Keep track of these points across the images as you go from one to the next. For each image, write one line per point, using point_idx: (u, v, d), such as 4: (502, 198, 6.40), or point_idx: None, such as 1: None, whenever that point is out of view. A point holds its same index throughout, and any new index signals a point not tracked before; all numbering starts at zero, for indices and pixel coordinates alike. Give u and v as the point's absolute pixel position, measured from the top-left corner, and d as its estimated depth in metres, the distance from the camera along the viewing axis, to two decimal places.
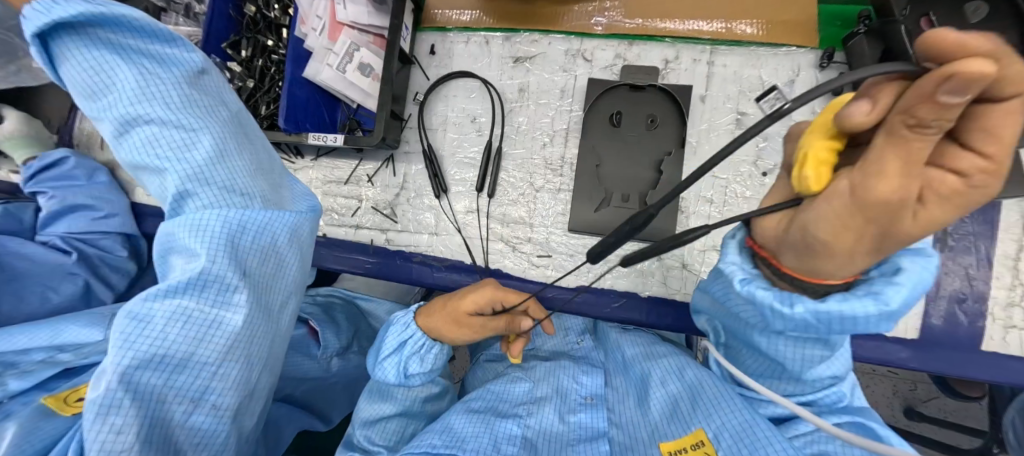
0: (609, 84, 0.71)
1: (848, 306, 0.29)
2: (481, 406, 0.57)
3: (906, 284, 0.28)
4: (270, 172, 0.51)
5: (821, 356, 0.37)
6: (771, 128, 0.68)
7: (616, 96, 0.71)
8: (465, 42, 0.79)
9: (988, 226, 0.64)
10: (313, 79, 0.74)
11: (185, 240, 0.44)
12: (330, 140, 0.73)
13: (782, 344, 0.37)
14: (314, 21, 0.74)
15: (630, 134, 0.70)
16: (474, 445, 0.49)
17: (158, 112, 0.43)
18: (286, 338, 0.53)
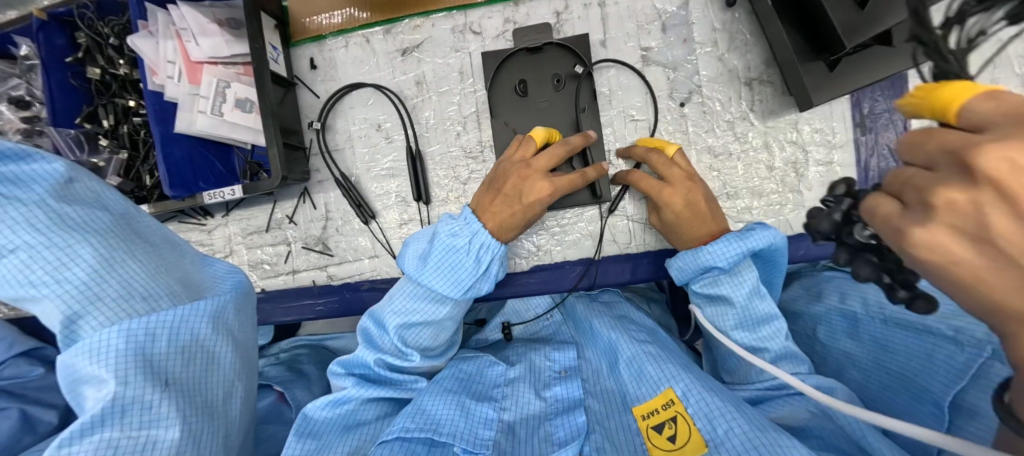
0: (505, 53, 0.67)
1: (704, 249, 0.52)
2: (456, 387, 0.54)
3: (738, 241, 0.51)
4: (175, 266, 0.45)
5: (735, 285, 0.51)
6: (677, 56, 0.66)
7: (516, 63, 0.67)
8: (345, 47, 0.72)
9: (900, 98, 0.64)
10: (189, 131, 0.67)
11: (88, 367, 0.37)
12: (227, 193, 0.67)
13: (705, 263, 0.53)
14: (166, 68, 0.66)
15: (540, 101, 0.67)
16: (450, 427, 0.47)
17: (25, 240, 0.36)
18: (241, 434, 0.47)
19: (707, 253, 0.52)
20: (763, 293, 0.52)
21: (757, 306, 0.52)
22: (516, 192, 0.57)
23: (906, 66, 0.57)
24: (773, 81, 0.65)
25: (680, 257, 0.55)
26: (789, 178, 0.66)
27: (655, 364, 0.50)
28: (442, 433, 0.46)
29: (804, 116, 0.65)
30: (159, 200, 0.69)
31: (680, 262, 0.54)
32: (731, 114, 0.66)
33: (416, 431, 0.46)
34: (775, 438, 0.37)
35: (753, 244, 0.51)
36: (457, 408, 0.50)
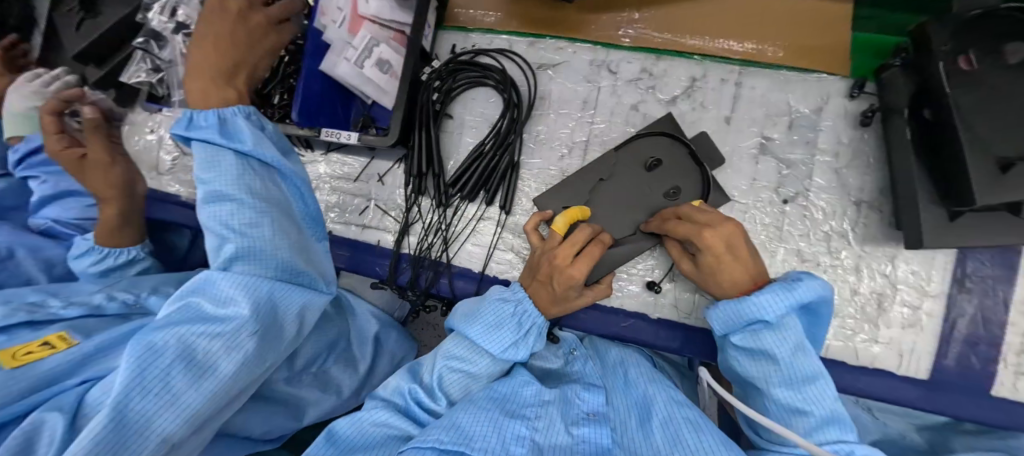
0: (675, 135, 0.67)
1: (767, 294, 0.47)
2: (497, 407, 0.52)
3: (794, 290, 0.47)
4: None
5: (780, 370, 0.48)
6: (794, 156, 0.67)
7: (660, 144, 0.68)
8: (488, 45, 0.77)
9: (1006, 270, 0.63)
10: (330, 72, 0.72)
11: (224, 288, 0.50)
12: (342, 136, 0.71)
13: (752, 338, 0.49)
14: (334, 13, 0.72)
15: (654, 186, 0.67)
16: (483, 444, 0.45)
17: (235, 191, 0.53)
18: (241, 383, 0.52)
19: (754, 303, 0.47)
20: (811, 353, 0.47)
21: (805, 364, 0.47)
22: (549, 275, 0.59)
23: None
24: (883, 210, 0.65)
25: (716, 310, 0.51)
26: (868, 308, 0.64)
27: (695, 436, 0.45)
28: (475, 448, 0.44)
29: (903, 253, 0.64)
30: (278, 122, 0.75)
31: (721, 309, 0.50)
32: (829, 226, 0.65)
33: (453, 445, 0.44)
34: None
35: (801, 295, 0.47)
36: (492, 426, 0.49)
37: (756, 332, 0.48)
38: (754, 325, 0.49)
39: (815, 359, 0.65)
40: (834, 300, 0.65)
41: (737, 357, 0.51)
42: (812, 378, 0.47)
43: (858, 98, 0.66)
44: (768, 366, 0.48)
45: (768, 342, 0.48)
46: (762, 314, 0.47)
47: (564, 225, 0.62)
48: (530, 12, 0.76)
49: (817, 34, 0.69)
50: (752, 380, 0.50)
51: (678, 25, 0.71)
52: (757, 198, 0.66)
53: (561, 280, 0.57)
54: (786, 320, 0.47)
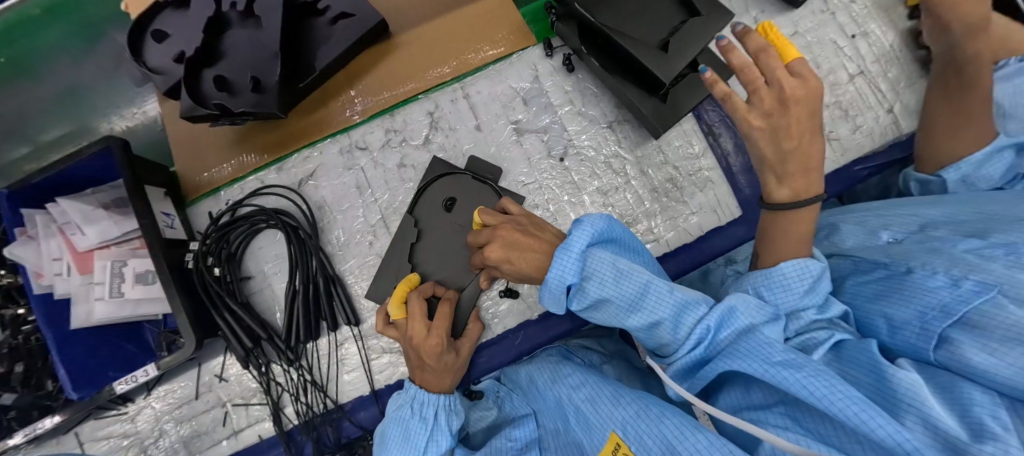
0: (452, 171, 0.71)
1: (557, 263, 0.51)
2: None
3: (570, 244, 0.51)
4: None
5: (620, 305, 0.51)
6: (544, 121, 0.74)
7: (445, 184, 0.71)
8: (242, 192, 0.75)
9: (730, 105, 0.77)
10: (89, 323, 0.64)
11: None
12: (139, 376, 0.63)
13: (583, 297, 0.53)
14: (52, 266, 0.64)
15: (461, 221, 0.70)
16: None
17: None
18: None
19: (554, 277, 0.52)
20: (629, 270, 0.50)
21: (630, 284, 0.50)
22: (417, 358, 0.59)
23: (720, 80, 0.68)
24: (629, 119, 0.75)
25: (545, 295, 0.56)
26: (672, 194, 0.74)
27: (597, 410, 0.51)
28: None
29: (663, 139, 0.75)
30: (64, 407, 0.64)
31: (544, 297, 0.55)
32: (604, 156, 0.74)
33: None
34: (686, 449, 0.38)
35: (576, 247, 0.51)
36: None
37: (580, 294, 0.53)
38: (575, 287, 0.53)
39: (667, 257, 0.72)
40: (647, 205, 0.73)
41: (594, 315, 0.55)
42: (643, 289, 0.50)
43: (555, 54, 0.76)
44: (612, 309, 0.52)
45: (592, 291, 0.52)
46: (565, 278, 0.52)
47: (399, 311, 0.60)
48: (261, 142, 0.76)
49: (497, 24, 0.77)
50: (614, 322, 0.53)
51: (391, 80, 0.76)
52: (541, 170, 0.73)
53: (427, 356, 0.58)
54: (590, 264, 0.52)
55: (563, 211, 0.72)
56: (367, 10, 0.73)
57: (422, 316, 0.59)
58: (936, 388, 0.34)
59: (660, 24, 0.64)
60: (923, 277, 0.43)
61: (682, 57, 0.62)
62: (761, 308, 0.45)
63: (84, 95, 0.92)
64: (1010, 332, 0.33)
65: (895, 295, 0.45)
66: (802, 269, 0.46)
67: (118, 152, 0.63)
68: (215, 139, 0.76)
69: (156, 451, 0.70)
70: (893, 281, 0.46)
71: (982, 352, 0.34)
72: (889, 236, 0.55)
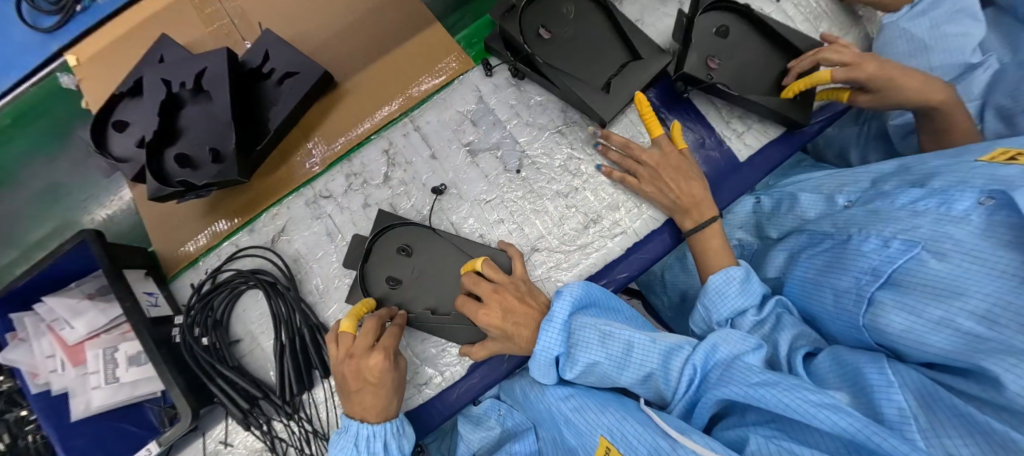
0: (405, 223, 0.72)
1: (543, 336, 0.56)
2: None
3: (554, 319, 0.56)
4: None
5: (610, 365, 0.55)
6: (495, 138, 0.77)
7: (399, 232, 0.72)
8: (219, 259, 0.77)
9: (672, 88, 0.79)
10: (89, 412, 0.66)
11: None
12: (145, 454, 0.65)
13: (570, 365, 0.57)
14: (46, 363, 0.66)
15: (421, 263, 0.71)
16: None
17: None
18: None
19: (541, 349, 0.57)
20: (612, 332, 0.55)
21: (614, 344, 0.55)
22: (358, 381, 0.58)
23: (660, 64, 0.73)
24: (576, 121, 0.77)
25: (534, 367, 0.59)
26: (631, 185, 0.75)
27: (584, 417, 0.52)
28: None
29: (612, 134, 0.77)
30: None
31: (533, 371, 0.58)
32: (558, 160, 0.76)
33: None
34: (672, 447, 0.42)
35: (559, 319, 0.56)
36: None
37: (563, 366, 0.58)
38: (563, 355, 0.58)
39: (637, 246, 0.73)
40: (609, 200, 0.74)
41: (583, 381, 0.58)
42: (626, 347, 0.55)
43: (495, 73, 0.79)
44: (602, 372, 0.56)
45: (581, 360, 0.56)
46: (551, 352, 0.57)
47: (350, 323, 0.60)
48: (230, 207, 0.78)
49: (435, 55, 0.80)
50: (607, 383, 0.57)
51: (343, 128, 0.79)
52: (501, 185, 0.74)
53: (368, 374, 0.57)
54: (572, 333, 0.57)
55: (528, 220, 0.73)
56: (308, 66, 0.76)
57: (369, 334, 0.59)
58: (869, 376, 0.46)
59: (605, 65, 0.74)
60: (859, 244, 0.56)
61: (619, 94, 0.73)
62: (739, 340, 0.52)
63: (60, 193, 0.95)
64: (925, 286, 0.47)
65: (840, 264, 0.58)
66: (728, 276, 0.61)
67: (92, 243, 0.66)
68: (186, 213, 0.79)
69: None
70: (828, 256, 0.60)
71: (915, 339, 0.46)
72: (844, 199, 0.67)
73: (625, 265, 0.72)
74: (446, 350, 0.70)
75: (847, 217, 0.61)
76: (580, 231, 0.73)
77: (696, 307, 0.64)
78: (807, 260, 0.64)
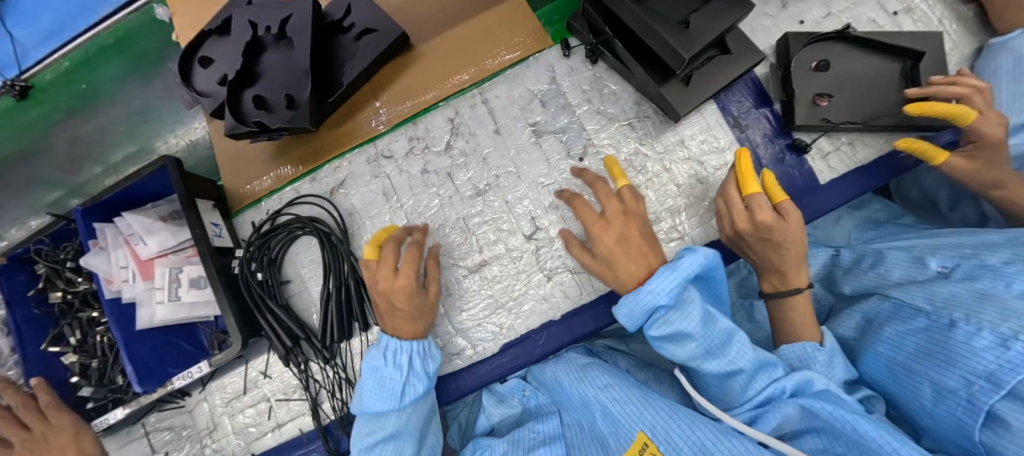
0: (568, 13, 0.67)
1: (660, 275, 0.54)
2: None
3: (677, 270, 0.54)
4: None
5: (693, 348, 0.55)
6: (563, 122, 0.75)
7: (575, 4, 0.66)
8: (280, 202, 0.80)
9: (758, 93, 0.74)
10: (151, 324, 0.71)
11: None
12: (196, 371, 0.69)
13: (660, 329, 0.55)
14: (121, 273, 0.72)
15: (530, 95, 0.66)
16: None
17: None
18: None
19: (650, 290, 0.54)
20: (711, 316, 0.55)
21: (714, 329, 0.55)
22: (389, 307, 0.61)
23: (750, 63, 0.67)
24: (649, 115, 0.74)
25: (623, 306, 0.57)
26: (696, 190, 0.72)
27: (624, 410, 0.53)
28: None
29: (686, 135, 0.73)
30: (134, 398, 0.72)
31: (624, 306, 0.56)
32: (624, 154, 0.73)
33: None
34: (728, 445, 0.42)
35: (686, 271, 0.54)
36: None
37: (678, 306, 0.55)
38: (662, 311, 0.55)
39: None
40: (670, 202, 0.71)
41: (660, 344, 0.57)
42: (724, 339, 0.55)
43: (573, 53, 0.76)
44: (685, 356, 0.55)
45: (670, 318, 0.55)
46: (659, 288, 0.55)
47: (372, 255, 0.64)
48: (296, 154, 0.81)
49: (515, 27, 0.78)
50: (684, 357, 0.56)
51: (412, 91, 0.79)
52: (561, 170, 0.73)
53: (393, 290, 0.59)
54: (682, 299, 0.55)
55: (584, 210, 0.72)
56: (388, 24, 0.76)
57: (389, 263, 0.61)
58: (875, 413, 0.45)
59: None
60: (967, 337, 0.48)
61: (700, 91, 0.68)
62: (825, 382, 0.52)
63: (146, 118, 1.02)
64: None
65: (938, 353, 0.50)
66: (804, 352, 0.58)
67: (172, 169, 0.70)
68: (255, 154, 0.83)
69: (211, 441, 0.77)
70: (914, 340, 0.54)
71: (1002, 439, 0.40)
72: (936, 264, 0.60)
73: None
74: (483, 325, 0.71)
75: (949, 295, 0.53)
76: None
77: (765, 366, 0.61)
78: (891, 336, 0.57)
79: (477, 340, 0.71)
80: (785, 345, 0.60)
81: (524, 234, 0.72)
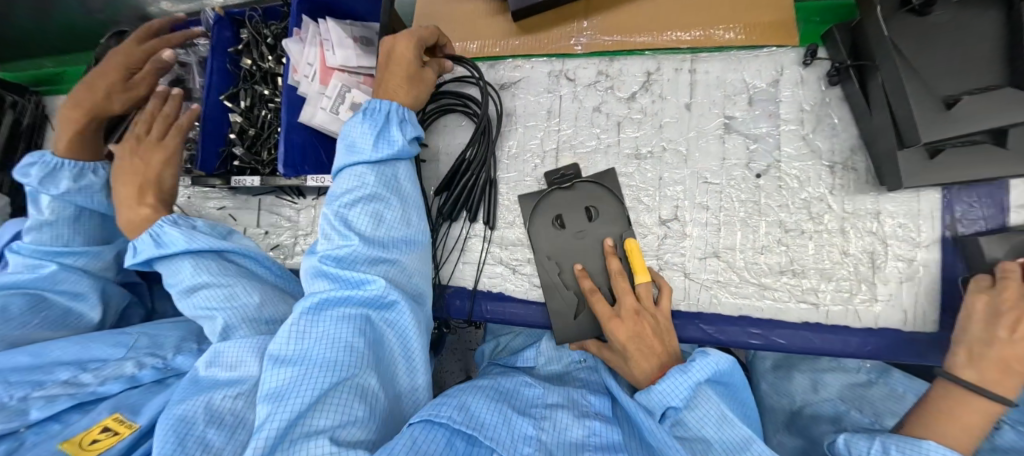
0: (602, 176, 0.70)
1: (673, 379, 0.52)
2: (461, 420, 0.50)
3: (690, 372, 0.52)
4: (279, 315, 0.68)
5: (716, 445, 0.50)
6: (759, 130, 0.68)
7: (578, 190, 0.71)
8: (453, 74, 0.82)
9: (998, 211, 0.61)
10: (308, 122, 0.78)
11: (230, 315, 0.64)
12: (326, 180, 0.76)
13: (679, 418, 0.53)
14: (305, 68, 0.78)
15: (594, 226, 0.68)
16: (492, 432, 0.51)
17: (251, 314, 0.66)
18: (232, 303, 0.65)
19: (658, 391, 0.53)
20: (732, 420, 0.50)
21: (730, 433, 0.50)
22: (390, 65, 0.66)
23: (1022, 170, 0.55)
24: (857, 168, 0.65)
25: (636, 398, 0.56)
26: (862, 268, 0.63)
27: (689, 444, 0.51)
28: (485, 435, 0.50)
29: (887, 208, 0.64)
30: (268, 175, 0.81)
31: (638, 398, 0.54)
32: (806, 193, 0.65)
33: (462, 424, 0.49)
34: None
35: (694, 375, 0.52)
36: (499, 417, 0.54)
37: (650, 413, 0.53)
38: (673, 409, 0.53)
39: (817, 328, 0.64)
40: (826, 265, 0.64)
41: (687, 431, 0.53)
42: (742, 440, 0.49)
43: (812, 65, 0.67)
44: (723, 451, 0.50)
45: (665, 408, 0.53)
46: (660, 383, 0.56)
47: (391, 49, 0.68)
48: (486, 37, 0.81)
49: (767, 9, 0.70)
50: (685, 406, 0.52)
51: (626, 27, 0.74)
52: (731, 176, 0.67)
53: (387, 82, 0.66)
54: (696, 397, 0.52)
55: (732, 226, 0.67)
56: None
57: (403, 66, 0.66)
58: None
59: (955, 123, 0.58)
60: None
61: (944, 171, 0.58)
62: None
63: None
64: None
65: None
66: None
67: None
68: (450, 20, 0.84)
69: (303, 243, 0.86)
70: None
71: None
72: None
73: (789, 334, 0.64)
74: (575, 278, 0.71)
75: None
76: (775, 272, 0.65)
77: (876, 446, 0.50)
78: None
79: None
80: (928, 439, 0.48)
81: (659, 216, 0.69)
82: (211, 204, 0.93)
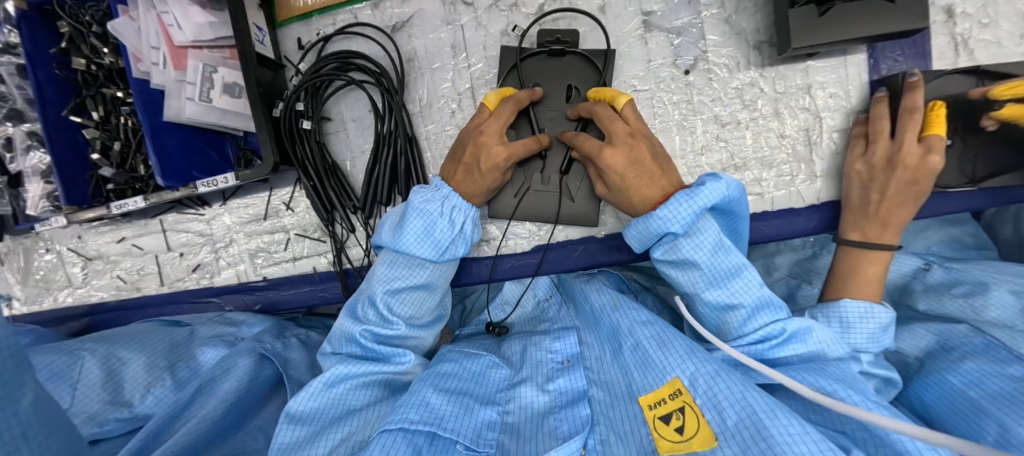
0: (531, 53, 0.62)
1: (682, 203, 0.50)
2: (421, 417, 0.48)
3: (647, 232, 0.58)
4: None
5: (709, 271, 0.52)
6: (680, 21, 0.62)
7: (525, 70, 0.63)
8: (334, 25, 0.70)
9: (917, 58, 0.60)
10: (178, 120, 0.65)
11: None
12: (220, 181, 0.66)
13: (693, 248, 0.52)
14: (150, 53, 0.63)
15: (553, 112, 0.62)
16: (454, 425, 0.48)
17: None
18: None
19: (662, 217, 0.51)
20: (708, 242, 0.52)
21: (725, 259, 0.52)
22: None
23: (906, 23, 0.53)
24: None
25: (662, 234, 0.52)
26: (800, 148, 0.62)
27: (660, 352, 0.51)
28: (447, 428, 0.48)
29: (817, 80, 0.61)
30: (154, 192, 0.70)
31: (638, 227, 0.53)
32: (738, 81, 0.62)
33: (422, 425, 0.47)
34: (769, 408, 0.38)
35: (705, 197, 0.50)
36: (460, 408, 0.51)
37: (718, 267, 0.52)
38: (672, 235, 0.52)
39: (765, 215, 0.64)
40: (767, 153, 0.63)
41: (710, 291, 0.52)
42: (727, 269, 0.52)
43: None
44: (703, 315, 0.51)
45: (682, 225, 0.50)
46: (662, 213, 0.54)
47: None
48: None
49: None
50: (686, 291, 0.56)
51: None
52: (659, 79, 0.63)
53: None
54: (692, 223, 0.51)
55: (668, 132, 0.63)
56: None
57: None
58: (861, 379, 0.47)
59: None
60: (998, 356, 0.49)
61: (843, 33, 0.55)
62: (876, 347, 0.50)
63: None
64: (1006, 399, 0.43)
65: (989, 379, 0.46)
66: (867, 314, 0.51)
67: None
68: None
69: (226, 255, 0.77)
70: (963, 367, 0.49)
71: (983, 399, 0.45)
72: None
73: None
74: (523, 224, 0.67)
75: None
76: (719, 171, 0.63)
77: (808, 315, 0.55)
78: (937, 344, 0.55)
79: (514, 235, 0.68)
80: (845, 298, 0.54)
81: None
82: (105, 239, 0.80)
